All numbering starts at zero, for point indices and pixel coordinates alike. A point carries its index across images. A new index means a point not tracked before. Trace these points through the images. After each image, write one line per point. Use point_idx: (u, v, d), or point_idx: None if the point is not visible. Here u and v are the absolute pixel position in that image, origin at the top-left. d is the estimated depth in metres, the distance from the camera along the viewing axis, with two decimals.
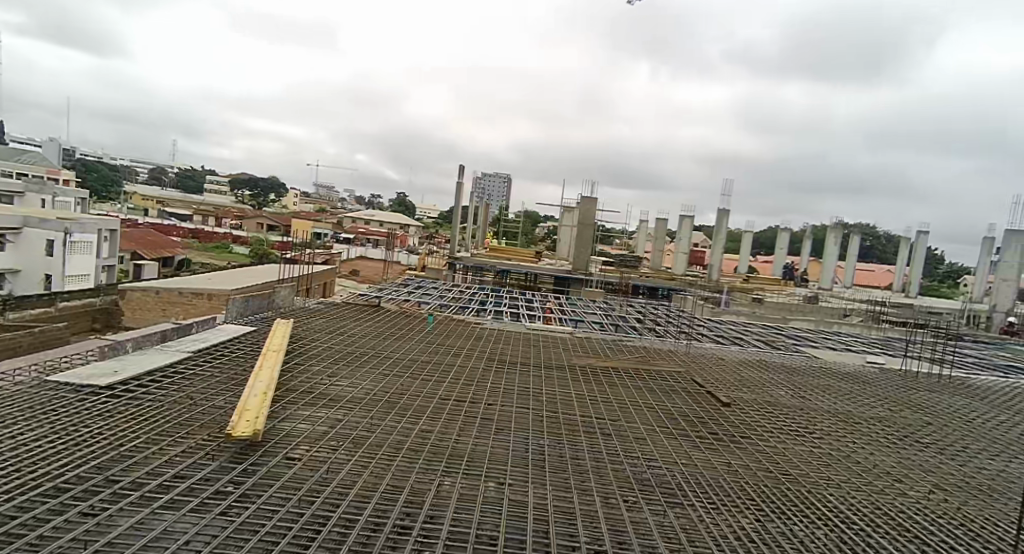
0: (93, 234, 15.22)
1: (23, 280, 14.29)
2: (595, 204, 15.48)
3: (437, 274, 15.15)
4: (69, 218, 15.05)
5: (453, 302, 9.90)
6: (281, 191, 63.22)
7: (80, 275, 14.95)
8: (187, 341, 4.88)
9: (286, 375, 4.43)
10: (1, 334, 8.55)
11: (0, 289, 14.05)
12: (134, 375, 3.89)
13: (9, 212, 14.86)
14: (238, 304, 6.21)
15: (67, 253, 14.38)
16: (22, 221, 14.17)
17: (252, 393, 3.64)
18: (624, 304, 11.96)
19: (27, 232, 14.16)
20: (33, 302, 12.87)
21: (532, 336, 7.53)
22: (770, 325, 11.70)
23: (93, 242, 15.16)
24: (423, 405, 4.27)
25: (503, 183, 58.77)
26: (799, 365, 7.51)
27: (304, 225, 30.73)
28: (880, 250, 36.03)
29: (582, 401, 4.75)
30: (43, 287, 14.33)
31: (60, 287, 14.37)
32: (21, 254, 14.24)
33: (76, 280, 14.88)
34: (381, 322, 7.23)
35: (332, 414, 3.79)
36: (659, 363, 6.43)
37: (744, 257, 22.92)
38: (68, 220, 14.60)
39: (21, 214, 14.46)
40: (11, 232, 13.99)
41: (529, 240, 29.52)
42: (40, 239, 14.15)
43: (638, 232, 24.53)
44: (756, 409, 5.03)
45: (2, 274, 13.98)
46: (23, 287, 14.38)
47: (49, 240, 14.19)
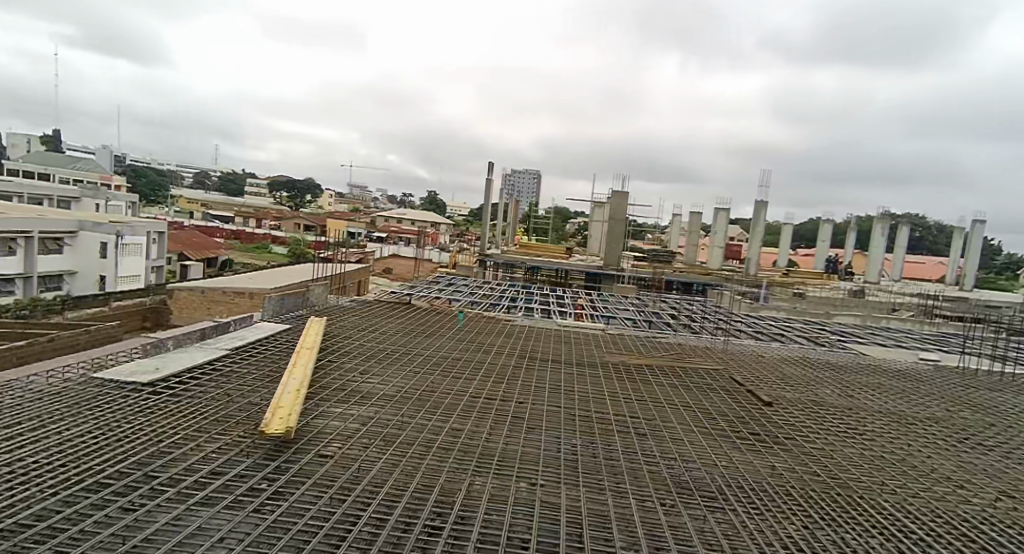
0: (143, 236, 15.84)
1: (80, 280, 14.99)
2: (627, 198, 15.20)
3: (468, 271, 15.20)
4: (120, 221, 15.69)
5: (484, 299, 9.88)
6: (317, 192, 64.59)
7: (131, 276, 15.58)
8: (225, 339, 4.98)
9: (319, 372, 4.47)
10: (57, 332, 8.95)
11: (59, 289, 14.75)
12: (174, 372, 3.97)
13: (66, 216, 15.57)
14: (274, 302, 6.31)
15: (119, 255, 15.00)
16: (77, 225, 14.81)
17: (286, 391, 3.66)
18: (657, 300, 11.72)
19: (83, 236, 14.80)
20: (88, 303, 13.47)
21: (564, 333, 7.43)
22: (813, 321, 11.26)
23: (142, 244, 15.78)
24: (455, 402, 4.25)
25: (534, 180, 58.63)
26: (845, 362, 7.17)
27: (340, 225, 31.29)
28: (931, 242, 34.41)
29: (616, 400, 4.64)
30: (98, 288, 15.00)
31: (113, 287, 15.06)
32: (77, 256, 14.92)
33: (127, 281, 15.51)
34: (412, 319, 7.26)
35: (363, 411, 3.80)
36: (695, 360, 6.24)
37: (783, 251, 22.20)
38: (119, 223, 15.22)
39: (77, 218, 15.14)
40: (68, 235, 14.67)
41: (561, 237, 29.32)
42: (94, 241, 14.80)
43: (672, 226, 24.06)
44: (800, 409, 4.82)
45: (60, 275, 14.66)
46: (80, 288, 15.05)
47: (102, 243, 14.83)
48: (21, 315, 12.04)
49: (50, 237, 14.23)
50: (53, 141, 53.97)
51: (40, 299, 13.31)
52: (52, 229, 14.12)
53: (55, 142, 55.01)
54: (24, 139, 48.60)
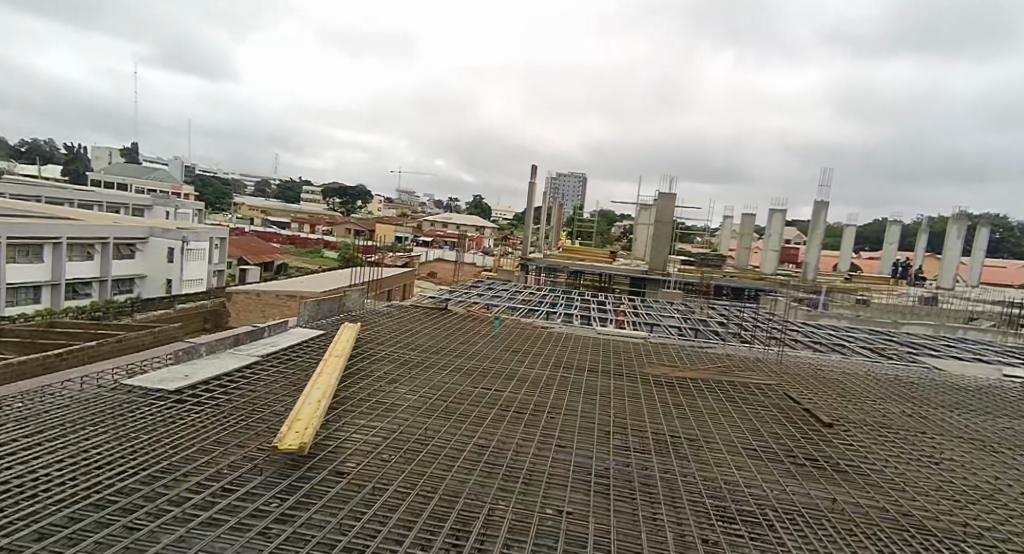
0: (206, 242, 16.47)
1: (149, 284, 15.76)
2: (674, 200, 14.65)
3: (510, 275, 15.07)
4: (186, 228, 16.42)
5: (523, 305, 9.67)
6: (369, 197, 66.19)
7: (195, 279, 16.25)
8: (258, 346, 4.95)
9: (346, 382, 4.36)
10: (122, 333, 9.35)
11: (130, 292, 15.55)
12: (202, 380, 3.93)
13: (139, 223, 16.41)
14: (310, 307, 6.30)
15: (184, 260, 15.66)
16: (148, 231, 15.57)
17: (306, 402, 3.54)
18: (706, 307, 11.19)
19: (152, 242, 15.56)
20: (155, 305, 14.11)
21: (604, 342, 7.12)
22: (878, 330, 10.46)
23: (206, 249, 16.44)
24: (483, 414, 4.06)
25: (580, 184, 58.19)
26: (915, 378, 6.53)
27: (389, 230, 31.90)
28: (1011, 244, 31.81)
29: (655, 416, 4.33)
30: (165, 291, 15.72)
31: (179, 291, 15.73)
32: (147, 262, 15.70)
33: (192, 285, 16.17)
34: (446, 325, 7.13)
35: (387, 424, 3.67)
36: (745, 374, 5.81)
37: (844, 254, 20.96)
38: (185, 230, 15.92)
39: (148, 225, 15.91)
40: (139, 241, 15.44)
41: (606, 241, 28.82)
42: (162, 247, 15.54)
43: (723, 229, 23.17)
44: (866, 432, 4.35)
45: (131, 279, 15.45)
46: (149, 291, 15.83)
47: (169, 248, 15.53)
48: (94, 316, 12.72)
49: (123, 243, 15.01)
50: (131, 153, 57.85)
51: (109, 302, 14.03)
52: (125, 236, 14.89)
53: (133, 155, 58.96)
54: (106, 152, 52.52)
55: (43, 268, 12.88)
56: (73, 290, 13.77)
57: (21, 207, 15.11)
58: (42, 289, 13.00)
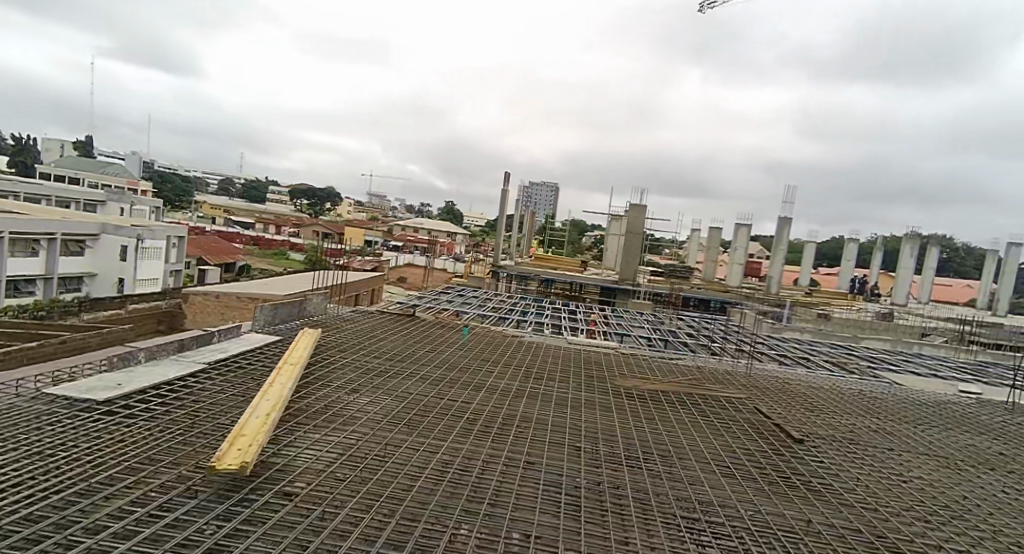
0: (163, 240, 15.73)
1: (99, 283, 14.94)
2: (644, 212, 14.80)
3: (480, 282, 14.87)
4: (141, 225, 15.64)
5: (493, 313, 9.47)
6: (337, 199, 64.99)
7: (150, 279, 15.50)
8: (205, 352, 4.60)
9: (301, 392, 4.06)
10: (66, 334, 8.74)
11: (78, 291, 14.71)
12: (138, 389, 3.59)
13: (91, 219, 15.56)
14: (266, 311, 5.95)
15: (138, 258, 14.92)
16: (100, 228, 14.75)
17: (253, 415, 3.23)
18: (675, 318, 11.21)
19: (104, 239, 14.76)
20: (105, 304, 13.32)
21: (574, 352, 6.98)
22: (840, 344, 10.66)
23: (162, 248, 15.69)
24: (448, 428, 3.84)
25: (552, 193, 58.56)
26: (879, 393, 6.58)
27: (358, 233, 31.26)
28: (957, 264, 33.37)
29: (627, 431, 4.19)
30: (116, 291, 14.94)
31: (131, 290, 14.97)
32: (97, 259, 14.86)
33: (146, 285, 15.40)
34: (412, 332, 6.86)
35: (343, 439, 3.41)
36: (714, 387, 5.75)
37: (805, 270, 21.48)
38: (140, 227, 15.16)
39: (100, 221, 15.09)
40: (90, 237, 14.61)
41: (576, 250, 28.91)
42: (114, 245, 14.74)
43: (690, 241, 23.50)
44: (837, 448, 4.30)
45: (80, 277, 14.62)
46: (99, 290, 15.02)
47: (122, 246, 14.78)
48: (37, 316, 11.91)
49: (71, 239, 14.17)
50: (86, 147, 55.48)
51: (54, 300, 13.22)
52: (74, 232, 14.07)
53: (88, 149, 56.54)
54: (58, 144, 50.34)
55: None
56: (14, 287, 12.87)
57: None
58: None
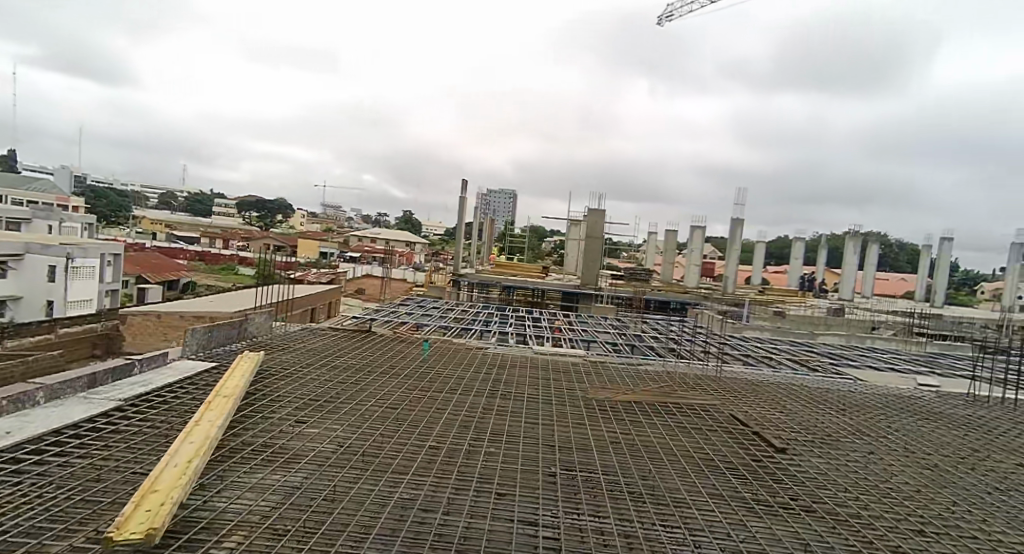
0: (96, 259, 14.54)
1: (25, 307, 13.69)
2: (603, 216, 14.72)
3: (440, 292, 14.42)
4: (72, 243, 14.45)
5: (455, 324, 9.07)
6: (288, 211, 62.94)
7: (83, 301, 14.28)
8: (124, 387, 4.02)
9: (238, 427, 3.56)
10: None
11: (1, 316, 13.42)
12: (32, 438, 3.04)
13: (15, 238, 14.27)
14: (199, 334, 5.34)
15: (69, 279, 13.73)
16: (23, 248, 13.50)
17: (171, 463, 2.70)
18: (638, 321, 11.07)
19: (29, 260, 13.50)
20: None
21: (541, 362, 6.66)
22: (800, 342, 10.77)
23: (96, 267, 14.53)
24: (409, 460, 3.41)
25: (508, 199, 58.62)
26: (847, 390, 6.54)
27: (310, 246, 30.16)
28: (892, 259, 35.08)
29: (603, 449, 3.87)
30: (45, 315, 13.71)
31: (62, 313, 13.75)
32: (22, 281, 13.58)
33: (79, 306, 14.19)
34: (369, 349, 6.38)
35: (284, 483, 2.93)
36: (687, 394, 5.52)
37: (757, 269, 21.91)
38: (70, 245, 14.00)
39: (24, 240, 13.84)
40: (12, 258, 13.32)
41: (535, 256, 28.80)
42: (40, 265, 13.48)
43: (647, 245, 23.65)
44: (819, 456, 4.11)
45: (2, 302, 13.34)
46: (25, 314, 13.74)
47: (50, 266, 13.56)
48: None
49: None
50: (10, 161, 51.72)
51: None
52: None
53: (12, 163, 52.69)
54: None
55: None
56: None
57: None
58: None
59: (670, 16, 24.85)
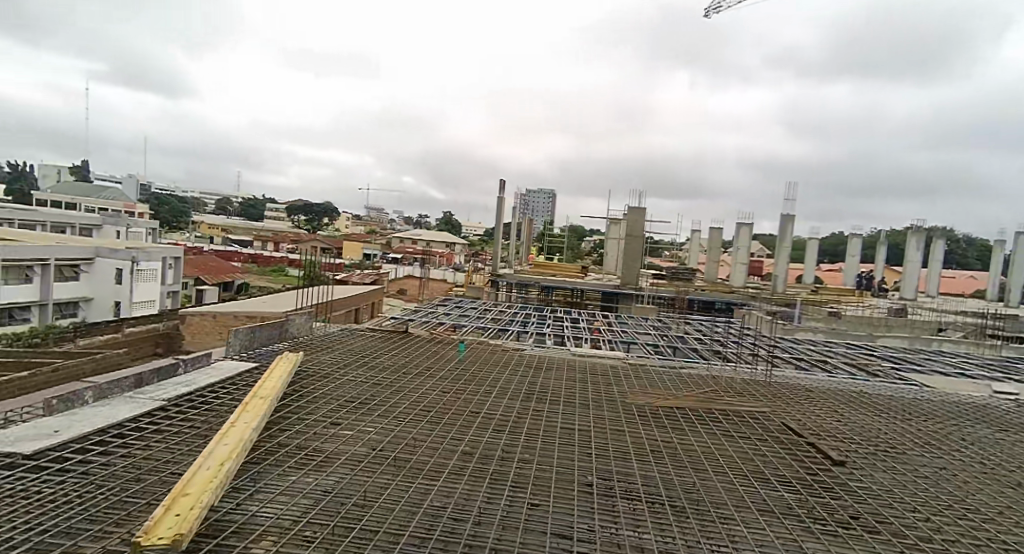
0: (158, 261, 15.20)
1: (96, 307, 14.44)
2: (644, 214, 14.36)
3: (479, 292, 14.40)
4: (137, 247, 15.18)
5: (493, 325, 8.99)
6: (335, 214, 64.65)
7: (148, 302, 14.95)
8: (168, 386, 4.11)
9: (274, 429, 3.58)
10: (54, 361, 8.29)
11: (74, 317, 14.23)
12: (78, 437, 3.12)
13: (87, 243, 15.11)
14: (242, 334, 5.45)
15: (134, 281, 14.41)
16: (93, 251, 14.27)
17: (203, 465, 2.71)
18: (682, 322, 10.73)
19: (99, 263, 14.27)
20: (101, 328, 12.61)
21: (578, 364, 6.50)
22: (857, 344, 10.17)
23: (158, 269, 15.19)
24: (441, 465, 3.34)
25: (549, 199, 58.36)
26: (910, 397, 6.09)
27: (355, 248, 30.81)
28: (960, 256, 32.92)
29: (643, 458, 3.69)
30: (113, 315, 14.42)
31: (128, 314, 14.44)
32: (93, 283, 14.36)
33: (143, 307, 14.87)
34: (405, 350, 6.38)
35: (316, 487, 2.91)
36: (734, 399, 5.25)
37: (809, 267, 20.96)
38: (135, 250, 14.74)
39: (93, 244, 14.62)
40: (84, 262, 14.15)
41: (576, 255, 28.50)
42: (109, 268, 14.23)
43: (692, 243, 22.99)
44: (882, 470, 3.79)
45: (75, 302, 14.15)
46: (95, 314, 14.50)
47: (117, 269, 14.29)
48: (30, 342, 11.37)
49: (65, 264, 13.74)
50: (83, 170, 55.24)
51: (47, 326, 12.80)
52: (68, 256, 13.59)
53: (85, 173, 56.27)
54: (55, 170, 50.40)
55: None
56: (8, 315, 12.46)
57: None
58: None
59: (718, 9, 24.07)
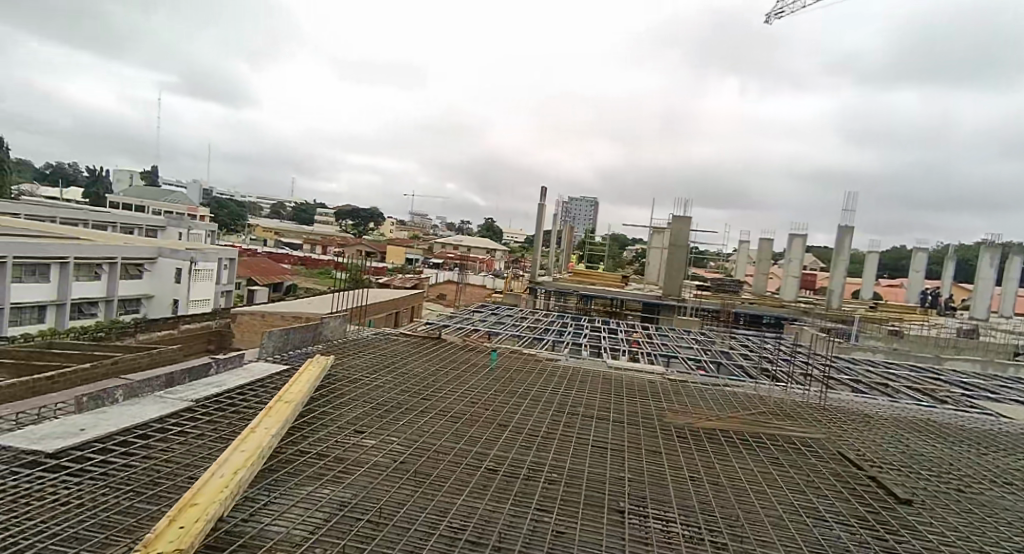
0: (214, 262, 15.74)
1: (156, 305, 15.08)
2: (689, 223, 13.89)
3: (517, 299, 14.26)
4: (195, 247, 15.78)
5: (529, 333, 8.80)
6: (381, 219, 66.02)
7: (203, 300, 15.51)
8: (197, 387, 4.11)
9: (296, 436, 3.50)
10: (111, 355, 8.64)
11: (136, 313, 14.86)
12: (103, 437, 3.11)
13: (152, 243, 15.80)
14: (276, 336, 5.46)
15: (191, 280, 14.98)
16: (156, 251, 14.90)
17: (216, 474, 2.62)
18: (727, 337, 10.26)
19: (160, 263, 14.89)
20: (158, 325, 13.16)
21: (614, 378, 6.22)
22: (921, 367, 9.44)
23: (214, 270, 15.74)
24: (463, 481, 3.17)
25: (593, 207, 57.81)
26: (984, 428, 5.51)
27: (398, 252, 31.22)
28: None
29: (681, 485, 3.41)
30: (172, 312, 15.02)
31: (185, 311, 15.00)
32: (154, 281, 14.98)
33: (199, 305, 15.42)
34: (437, 357, 6.26)
35: (331, 499, 2.78)
36: (783, 423, 4.86)
37: (867, 282, 19.84)
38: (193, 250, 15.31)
39: (156, 244, 15.25)
40: (148, 261, 14.78)
41: (618, 265, 27.99)
42: (169, 267, 14.84)
43: (740, 255, 22.16)
44: (956, 513, 3.36)
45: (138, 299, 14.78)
46: (156, 312, 15.14)
47: (177, 268, 14.88)
48: (94, 335, 11.93)
49: (131, 263, 14.35)
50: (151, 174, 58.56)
51: (111, 321, 13.43)
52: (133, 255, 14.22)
53: (153, 178, 59.57)
54: (127, 175, 53.63)
55: (48, 287, 12.21)
56: (77, 310, 13.10)
57: (29, 227, 14.67)
58: (47, 308, 12.33)
59: (780, 14, 23.19)
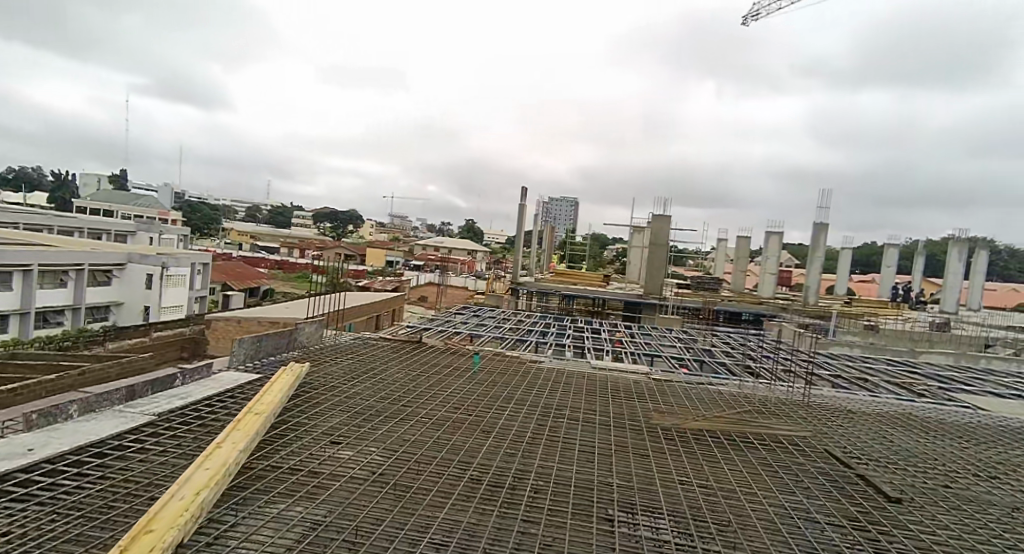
0: (187, 268, 15.28)
1: (126, 312, 14.53)
2: (668, 222, 13.89)
3: (498, 300, 14.13)
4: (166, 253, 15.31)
5: (511, 335, 8.67)
6: (360, 222, 65.29)
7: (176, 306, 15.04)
8: (160, 400, 3.89)
9: (268, 450, 3.31)
10: (76, 366, 8.26)
11: (105, 321, 14.30)
12: (53, 457, 2.89)
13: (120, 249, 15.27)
14: (247, 344, 5.23)
15: (163, 286, 14.51)
16: (125, 257, 14.38)
17: (176, 495, 2.44)
18: (708, 334, 10.27)
19: (130, 269, 14.38)
20: (128, 333, 12.71)
21: (599, 379, 6.12)
22: (897, 361, 9.56)
23: (187, 275, 15.28)
24: (445, 494, 3.01)
25: (573, 207, 57.97)
26: (963, 421, 5.55)
27: (377, 255, 30.81)
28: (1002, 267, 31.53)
29: (671, 490, 3.31)
30: (143, 319, 14.52)
31: (157, 318, 14.53)
32: (124, 288, 14.45)
33: (171, 311, 14.95)
34: (417, 362, 6.09)
35: (304, 518, 2.61)
36: (769, 422, 4.81)
37: (842, 277, 20.15)
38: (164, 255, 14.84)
39: (125, 250, 14.74)
40: (116, 267, 14.26)
41: (598, 264, 28.02)
42: (139, 273, 14.34)
43: (718, 253, 22.34)
44: (946, 510, 3.32)
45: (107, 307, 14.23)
46: (125, 319, 14.57)
47: (147, 274, 14.40)
48: (60, 345, 11.45)
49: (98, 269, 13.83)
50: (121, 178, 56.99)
51: (78, 330, 12.92)
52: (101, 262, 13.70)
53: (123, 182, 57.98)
54: (95, 180, 52.11)
55: (10, 296, 11.68)
56: (42, 319, 12.55)
57: None
58: (9, 318, 11.78)
59: (756, 16, 23.55)
